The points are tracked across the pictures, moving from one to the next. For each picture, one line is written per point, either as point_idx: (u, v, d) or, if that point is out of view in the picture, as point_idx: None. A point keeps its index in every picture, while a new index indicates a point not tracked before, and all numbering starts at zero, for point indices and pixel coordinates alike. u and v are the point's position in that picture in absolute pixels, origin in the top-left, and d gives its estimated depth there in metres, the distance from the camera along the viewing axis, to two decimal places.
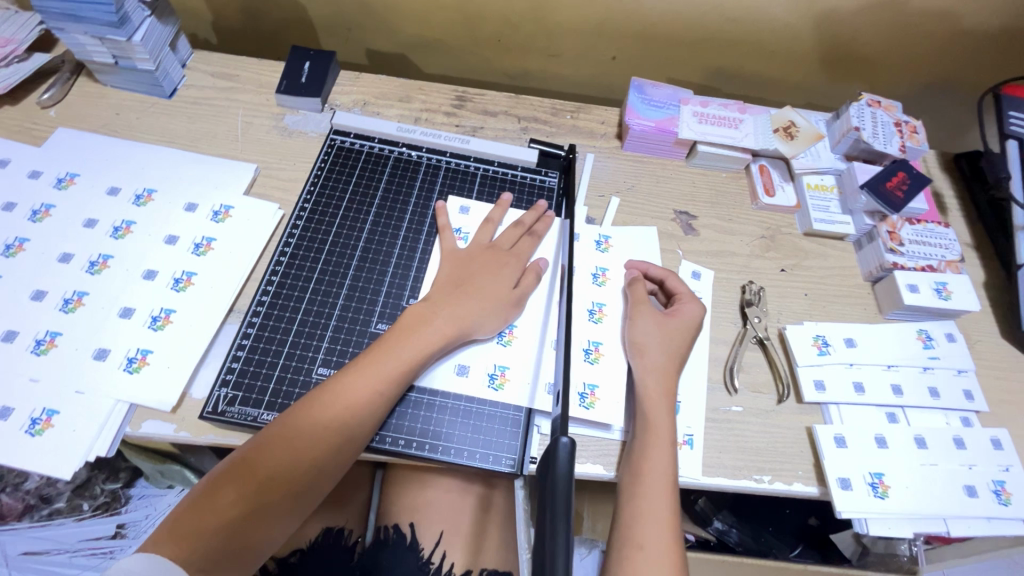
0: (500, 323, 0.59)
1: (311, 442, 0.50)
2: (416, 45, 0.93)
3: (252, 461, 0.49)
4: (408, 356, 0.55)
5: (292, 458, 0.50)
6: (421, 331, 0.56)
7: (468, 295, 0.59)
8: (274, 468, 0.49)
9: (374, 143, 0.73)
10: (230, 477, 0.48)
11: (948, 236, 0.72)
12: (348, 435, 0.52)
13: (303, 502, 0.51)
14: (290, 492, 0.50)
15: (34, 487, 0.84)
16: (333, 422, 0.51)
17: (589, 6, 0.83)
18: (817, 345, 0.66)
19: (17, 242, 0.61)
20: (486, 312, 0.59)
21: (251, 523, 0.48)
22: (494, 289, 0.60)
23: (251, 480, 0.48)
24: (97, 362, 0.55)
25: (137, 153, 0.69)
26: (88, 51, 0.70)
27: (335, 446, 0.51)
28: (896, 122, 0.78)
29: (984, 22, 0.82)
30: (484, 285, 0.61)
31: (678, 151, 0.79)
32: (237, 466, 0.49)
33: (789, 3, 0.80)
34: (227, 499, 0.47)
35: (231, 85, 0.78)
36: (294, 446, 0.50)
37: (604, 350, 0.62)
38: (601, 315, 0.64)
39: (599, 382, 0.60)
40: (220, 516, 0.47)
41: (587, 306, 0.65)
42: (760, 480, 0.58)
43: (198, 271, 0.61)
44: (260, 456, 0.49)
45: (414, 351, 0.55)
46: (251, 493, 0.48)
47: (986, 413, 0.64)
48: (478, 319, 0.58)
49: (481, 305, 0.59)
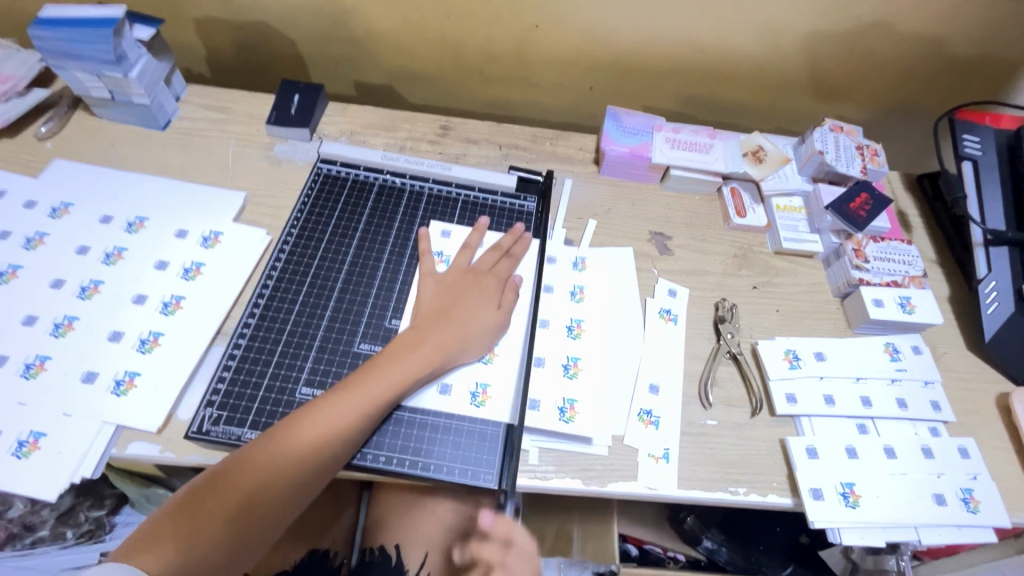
0: (482, 346, 0.62)
1: (293, 461, 0.52)
2: (402, 77, 0.97)
3: (233, 477, 0.50)
4: (393, 379, 0.56)
5: (274, 475, 0.51)
6: (406, 354, 0.58)
7: (449, 318, 0.62)
8: (255, 484, 0.50)
9: (360, 171, 0.76)
10: (210, 491, 0.50)
11: (911, 253, 0.75)
12: (330, 455, 0.53)
13: (282, 517, 0.52)
14: (270, 507, 0.51)
15: (17, 516, 0.82)
16: (316, 443, 0.52)
17: (564, 40, 0.88)
18: (788, 359, 0.68)
19: (10, 268, 0.63)
20: (470, 336, 0.61)
21: (229, 535, 0.49)
22: (475, 312, 0.63)
23: (231, 495, 0.50)
24: (85, 385, 0.57)
25: (131, 183, 0.72)
26: (86, 87, 0.73)
27: (317, 465, 0.52)
28: (858, 146, 0.82)
29: (934, 52, 0.87)
30: (466, 309, 0.63)
31: (653, 175, 0.82)
32: (218, 479, 0.50)
33: (753, 34, 0.85)
34: (207, 512, 0.49)
35: (223, 117, 0.81)
36: (276, 464, 0.51)
37: (583, 364, 0.64)
38: (579, 331, 0.66)
39: (577, 396, 0.61)
40: (200, 528, 0.48)
41: (565, 322, 0.67)
42: (735, 492, 0.60)
43: (187, 295, 0.63)
44: (240, 472, 0.50)
45: (399, 374, 0.57)
46: (231, 508, 0.49)
47: (953, 423, 0.66)
48: (461, 343, 0.61)
49: (462, 328, 0.61)
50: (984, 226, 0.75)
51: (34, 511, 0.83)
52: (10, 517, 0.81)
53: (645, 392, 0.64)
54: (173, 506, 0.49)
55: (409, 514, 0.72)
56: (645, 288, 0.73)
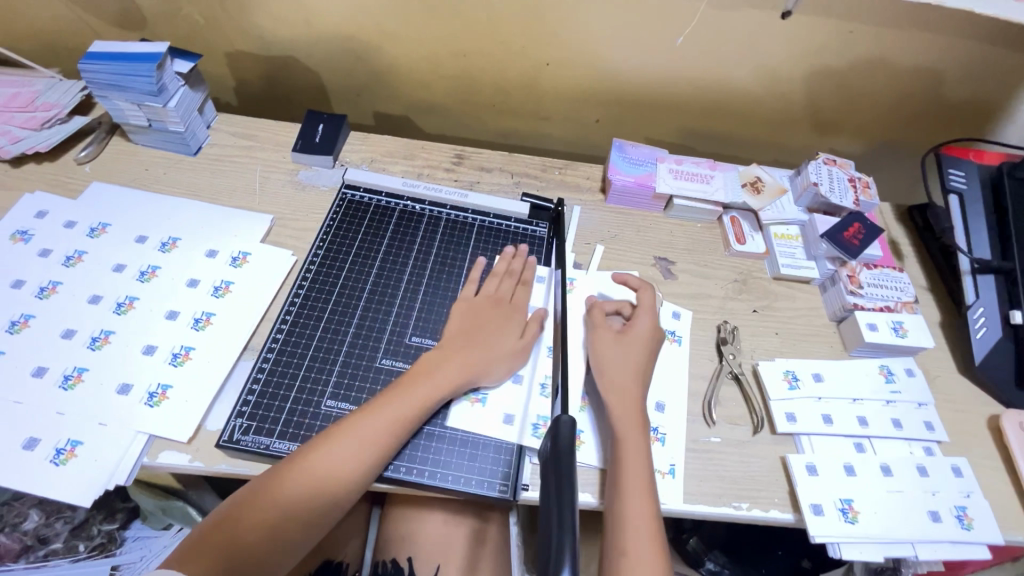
0: (506, 371, 0.64)
1: (325, 477, 0.54)
2: (419, 108, 1.03)
3: (273, 489, 0.53)
4: (422, 399, 0.59)
5: (309, 490, 0.54)
6: (435, 375, 0.61)
7: (476, 344, 0.65)
8: (291, 497, 0.53)
9: (382, 197, 0.80)
10: (250, 507, 0.52)
11: (903, 280, 0.79)
12: (356, 474, 0.55)
13: (313, 531, 0.54)
14: (302, 522, 0.53)
15: (31, 529, 0.86)
16: (347, 459, 0.55)
17: (573, 76, 0.94)
18: (787, 379, 0.71)
19: (50, 285, 0.66)
20: (495, 362, 0.64)
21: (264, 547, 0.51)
22: (504, 341, 0.66)
23: (268, 508, 0.52)
24: (119, 396, 0.59)
25: (166, 205, 0.76)
26: (126, 115, 0.78)
27: (350, 481, 0.55)
28: (850, 178, 0.87)
29: (920, 90, 0.93)
30: (491, 337, 0.66)
31: (656, 203, 0.87)
32: (262, 491, 0.53)
33: (751, 73, 0.91)
34: (246, 523, 0.51)
35: (251, 144, 0.86)
36: (312, 478, 0.54)
37: (590, 390, 0.67)
38: (587, 356, 0.70)
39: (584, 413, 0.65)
40: (238, 539, 0.50)
41: (575, 348, 0.70)
42: (738, 507, 0.62)
43: (217, 312, 0.67)
44: (279, 484, 0.53)
45: (428, 394, 0.60)
46: (269, 520, 0.52)
47: (946, 443, 0.69)
48: (487, 367, 0.63)
49: (492, 355, 0.64)
50: (971, 255, 0.79)
51: (48, 523, 0.86)
52: (24, 529, 0.85)
53: (651, 409, 0.67)
54: (218, 515, 0.52)
55: (423, 528, 0.74)
56: None
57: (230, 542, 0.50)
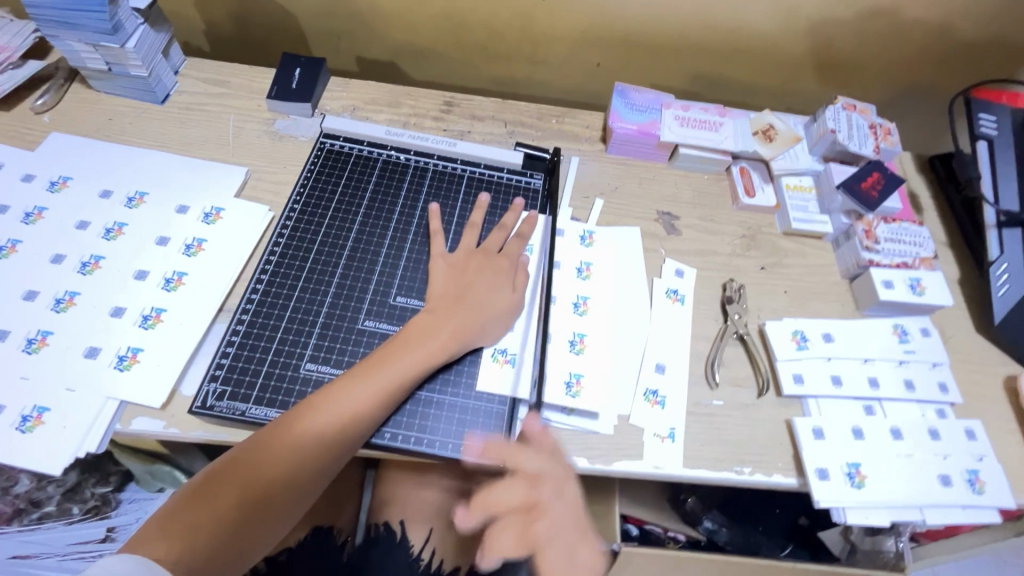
0: (496, 327, 0.61)
1: (308, 450, 0.51)
2: (406, 52, 0.95)
3: (251, 464, 0.50)
4: (409, 367, 0.56)
5: (291, 463, 0.51)
6: (421, 340, 0.57)
7: (462, 302, 0.60)
8: (274, 470, 0.50)
9: (364, 146, 0.75)
10: (228, 479, 0.49)
11: (923, 234, 0.74)
12: (341, 444, 0.52)
13: (296, 502, 0.52)
14: (285, 495, 0.51)
15: (23, 492, 0.82)
16: (331, 432, 0.52)
17: (572, 15, 0.86)
18: (795, 340, 0.67)
19: (9, 243, 0.62)
20: (483, 319, 0.60)
21: (242, 524, 0.49)
22: (488, 296, 0.62)
23: (249, 481, 0.49)
24: (88, 361, 0.56)
25: (132, 158, 0.71)
26: (82, 57, 0.71)
27: (333, 455, 0.52)
28: (871, 125, 0.80)
29: (953, 27, 0.84)
30: (482, 295, 0.62)
31: (661, 154, 0.81)
32: (240, 463, 0.50)
33: (768, 8, 0.83)
34: (226, 498, 0.48)
35: (222, 91, 0.80)
36: (295, 450, 0.51)
37: (588, 341, 0.64)
38: (585, 309, 0.66)
39: (583, 370, 0.61)
40: (217, 516, 0.48)
41: (571, 300, 0.67)
42: (740, 471, 0.60)
43: (189, 272, 0.63)
44: (259, 457, 0.50)
45: (415, 362, 0.56)
46: (247, 496, 0.49)
47: (960, 405, 0.66)
48: (475, 327, 0.60)
49: (482, 313, 0.61)
50: (998, 207, 0.74)
51: (41, 487, 0.82)
52: (16, 492, 0.81)
53: (650, 371, 0.64)
54: (194, 488, 0.49)
55: (415, 492, 0.72)
56: (652, 268, 0.72)
57: (209, 518, 0.47)
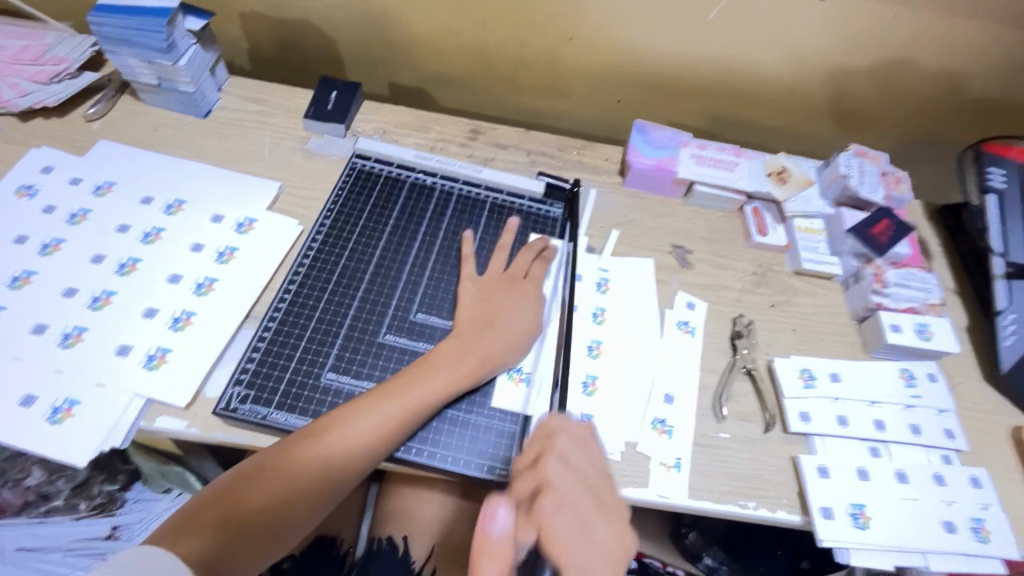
0: (523, 350, 0.64)
1: (333, 461, 0.53)
2: (436, 81, 0.99)
3: (277, 469, 0.52)
4: (437, 388, 0.58)
5: (315, 473, 0.53)
6: (445, 366, 0.59)
7: (491, 329, 0.63)
8: (298, 477, 0.52)
9: (393, 168, 0.78)
10: (253, 481, 0.51)
11: (930, 280, 0.76)
12: (363, 458, 0.54)
13: (314, 512, 0.54)
14: (307, 501, 0.53)
15: (34, 485, 0.85)
16: (356, 448, 0.53)
17: (597, 54, 0.90)
18: (802, 378, 0.68)
19: (53, 242, 0.66)
20: (510, 345, 0.63)
21: (263, 525, 0.51)
22: (515, 323, 0.64)
23: (274, 486, 0.51)
24: (119, 357, 0.59)
25: (174, 168, 0.74)
26: (136, 72, 0.76)
27: (356, 468, 0.54)
28: (882, 173, 0.83)
29: (963, 84, 0.87)
30: (508, 320, 0.64)
31: (676, 189, 0.84)
32: (265, 468, 0.52)
33: (784, 57, 0.87)
34: (249, 499, 0.51)
35: (262, 109, 0.84)
36: (319, 459, 0.53)
37: (600, 383, 0.65)
38: (599, 352, 0.67)
39: (594, 411, 0.63)
40: (238, 515, 0.50)
41: (585, 342, 0.68)
42: (744, 505, 0.60)
43: (220, 277, 0.65)
44: (284, 465, 0.52)
45: (443, 383, 0.58)
46: (271, 499, 0.51)
47: (966, 452, 0.66)
48: (501, 352, 0.62)
49: (508, 337, 0.63)
50: (1006, 258, 0.75)
51: (50, 481, 0.85)
52: (26, 485, 0.84)
53: (660, 401, 0.65)
54: (222, 486, 0.51)
55: (418, 507, 0.73)
56: (664, 300, 0.74)
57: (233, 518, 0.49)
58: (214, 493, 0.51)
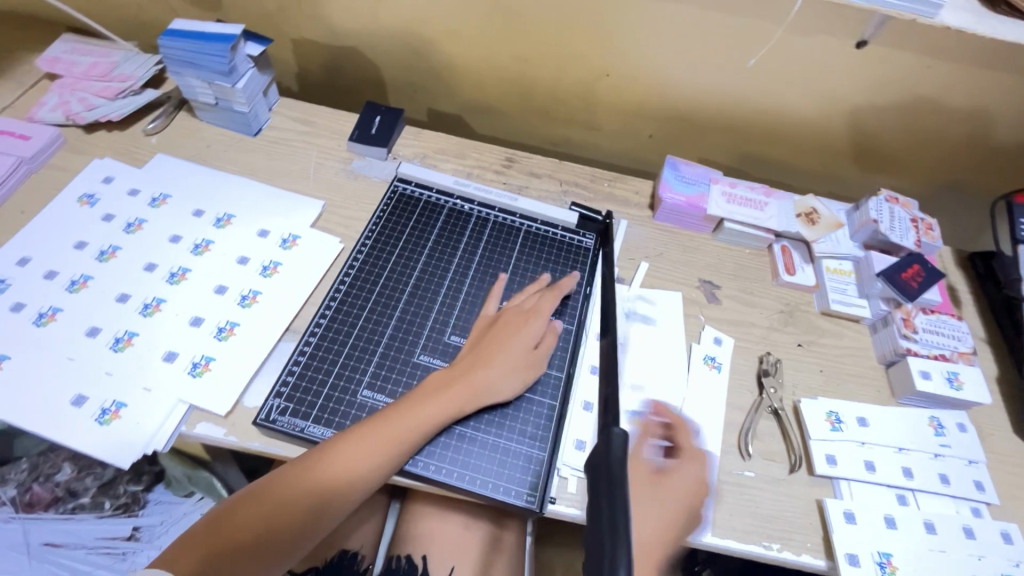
0: (523, 382, 0.63)
1: (325, 485, 0.54)
2: (474, 109, 1.03)
3: (270, 494, 0.53)
4: (431, 413, 0.58)
5: (307, 496, 0.54)
6: (441, 393, 0.59)
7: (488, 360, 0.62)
8: (290, 501, 0.53)
9: (432, 193, 0.81)
10: (247, 505, 0.53)
11: (961, 328, 0.75)
12: (355, 481, 0.55)
13: (308, 537, 0.55)
14: (299, 526, 0.54)
15: (64, 481, 0.87)
16: (348, 470, 0.55)
17: (632, 91, 0.93)
18: (829, 420, 0.68)
19: (110, 249, 0.69)
20: (505, 375, 0.62)
21: (254, 550, 0.52)
22: (514, 352, 0.63)
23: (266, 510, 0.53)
24: (165, 364, 0.61)
25: (224, 184, 0.78)
26: (195, 92, 0.80)
27: (347, 491, 0.55)
28: (912, 218, 0.84)
29: (996, 135, 0.88)
30: (506, 348, 0.63)
31: (706, 225, 0.85)
32: (258, 493, 0.54)
33: (817, 101, 0.88)
34: (241, 522, 0.52)
35: (309, 130, 0.88)
36: (311, 483, 0.54)
37: (627, 415, 0.66)
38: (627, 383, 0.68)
39: None
40: (229, 538, 0.51)
41: None
42: (768, 547, 0.60)
43: (263, 291, 0.68)
44: (276, 487, 0.54)
45: (437, 409, 0.58)
46: (262, 524, 0.52)
47: (997, 506, 0.65)
48: (497, 382, 0.61)
49: (504, 366, 0.62)
50: None
51: (79, 477, 0.88)
52: (56, 480, 0.87)
53: (689, 435, 0.65)
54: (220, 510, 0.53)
55: (437, 526, 0.74)
56: (692, 334, 0.75)
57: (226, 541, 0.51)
58: (217, 511, 0.53)
